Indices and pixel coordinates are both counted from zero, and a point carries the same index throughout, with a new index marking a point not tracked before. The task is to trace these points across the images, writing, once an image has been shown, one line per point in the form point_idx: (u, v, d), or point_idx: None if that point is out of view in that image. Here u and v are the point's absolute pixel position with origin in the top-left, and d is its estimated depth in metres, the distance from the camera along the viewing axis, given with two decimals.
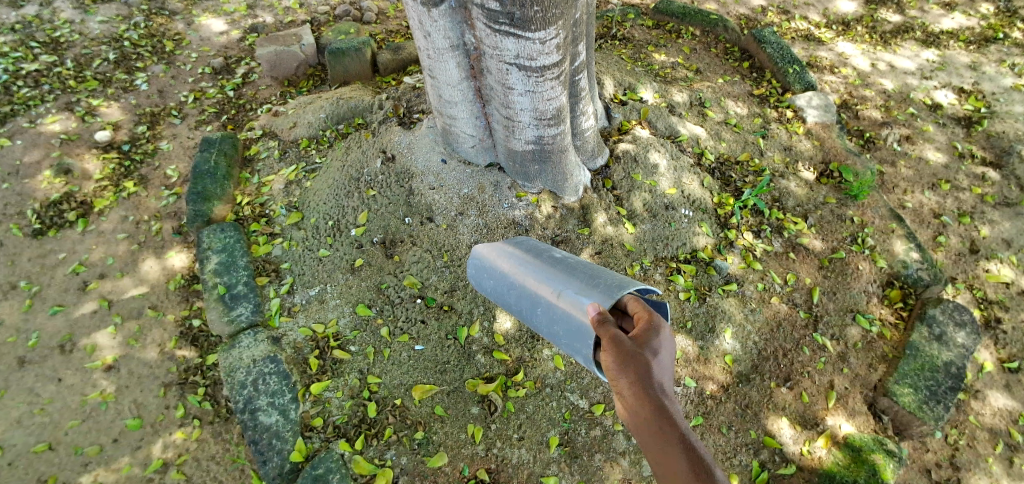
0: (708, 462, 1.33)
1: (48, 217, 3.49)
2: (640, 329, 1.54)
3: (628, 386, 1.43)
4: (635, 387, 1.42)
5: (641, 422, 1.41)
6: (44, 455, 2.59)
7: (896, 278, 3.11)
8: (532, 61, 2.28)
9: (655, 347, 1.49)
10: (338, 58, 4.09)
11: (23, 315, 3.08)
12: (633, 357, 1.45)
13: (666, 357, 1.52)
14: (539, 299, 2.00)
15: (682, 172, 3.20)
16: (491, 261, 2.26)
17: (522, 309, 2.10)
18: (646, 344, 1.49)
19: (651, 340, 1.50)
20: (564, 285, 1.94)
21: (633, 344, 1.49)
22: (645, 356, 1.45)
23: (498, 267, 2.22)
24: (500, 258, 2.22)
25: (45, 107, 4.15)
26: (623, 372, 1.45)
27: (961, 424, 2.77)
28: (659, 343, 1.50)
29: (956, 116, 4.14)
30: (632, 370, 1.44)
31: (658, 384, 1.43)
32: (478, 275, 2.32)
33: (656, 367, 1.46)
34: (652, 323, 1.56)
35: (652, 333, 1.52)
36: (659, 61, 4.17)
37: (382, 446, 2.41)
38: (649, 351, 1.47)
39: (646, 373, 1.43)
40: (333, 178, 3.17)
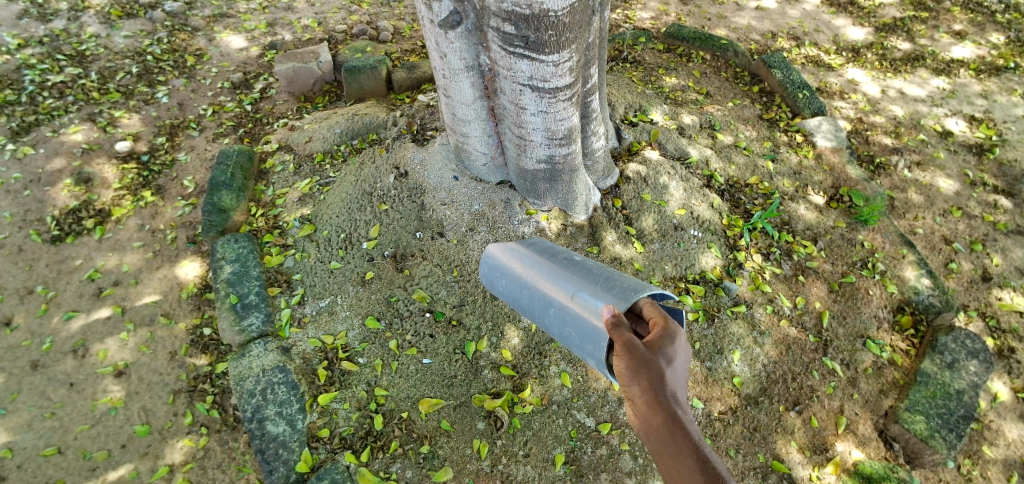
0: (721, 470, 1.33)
1: (67, 224, 3.56)
2: (655, 335, 1.54)
3: (638, 392, 1.45)
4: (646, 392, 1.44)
5: (652, 429, 1.43)
6: (52, 459, 2.61)
7: (907, 304, 3.09)
8: (546, 82, 2.32)
9: (668, 353, 1.49)
10: (354, 76, 4.18)
11: (38, 319, 3.13)
12: (643, 362, 1.46)
13: (679, 365, 1.52)
14: (551, 299, 2.01)
15: (691, 194, 3.22)
16: (506, 262, 2.27)
17: (535, 310, 2.11)
18: (659, 348, 1.50)
19: (666, 347, 1.50)
20: (577, 287, 1.95)
21: (645, 347, 1.49)
22: (657, 363, 1.46)
23: (513, 269, 2.23)
24: (515, 260, 2.23)
25: (69, 117, 4.27)
26: (634, 377, 1.47)
27: (974, 454, 2.73)
28: (673, 350, 1.50)
29: (967, 144, 4.14)
30: (645, 378, 1.45)
31: (669, 392, 1.44)
32: (493, 276, 2.33)
33: (668, 373, 1.47)
34: (666, 329, 1.56)
35: (666, 340, 1.52)
36: (670, 84, 4.22)
37: (388, 459, 2.41)
38: (662, 357, 1.48)
39: (658, 379, 1.45)
40: (347, 192, 3.23)
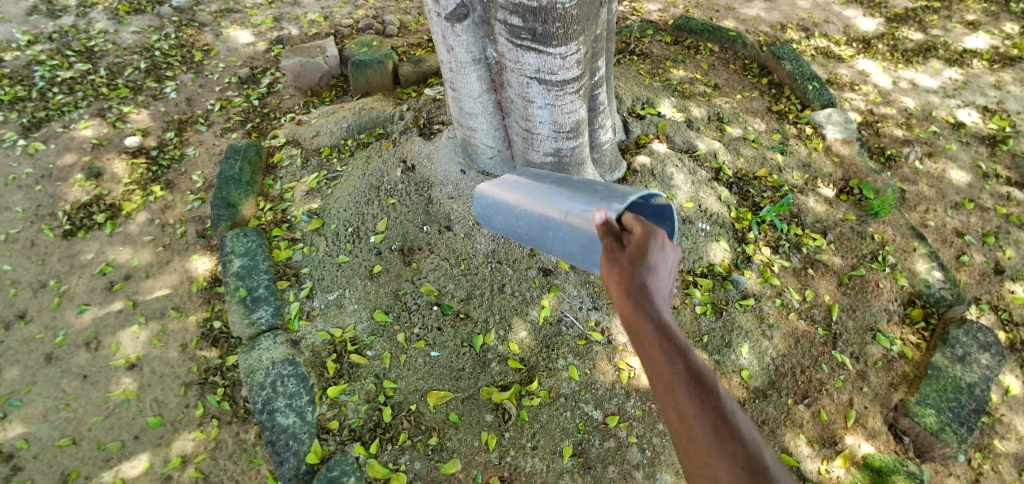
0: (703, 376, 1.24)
1: (78, 218, 3.59)
2: (634, 249, 1.48)
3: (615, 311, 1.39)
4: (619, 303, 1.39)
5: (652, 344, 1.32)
6: (67, 449, 2.65)
7: (918, 297, 3.06)
8: (553, 75, 2.31)
9: (648, 263, 1.43)
10: (361, 70, 4.18)
11: (51, 312, 3.16)
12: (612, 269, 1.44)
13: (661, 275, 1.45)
14: (550, 219, 1.87)
15: (699, 187, 3.21)
16: (494, 195, 2.07)
17: (534, 237, 1.97)
18: (628, 254, 1.46)
19: (644, 258, 1.44)
20: (574, 203, 1.82)
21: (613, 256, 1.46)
22: (637, 272, 1.41)
23: (504, 201, 2.04)
24: (505, 190, 2.04)
25: (79, 112, 4.30)
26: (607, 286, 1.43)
27: (985, 448, 2.71)
28: (653, 260, 1.44)
29: (980, 135, 4.09)
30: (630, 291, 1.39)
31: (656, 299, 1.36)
32: (485, 214, 2.14)
33: (644, 275, 1.41)
34: (643, 242, 1.50)
35: (644, 251, 1.46)
36: (677, 76, 4.20)
37: (397, 450, 2.43)
38: (643, 266, 1.42)
39: (638, 284, 1.39)
40: (354, 186, 3.24)
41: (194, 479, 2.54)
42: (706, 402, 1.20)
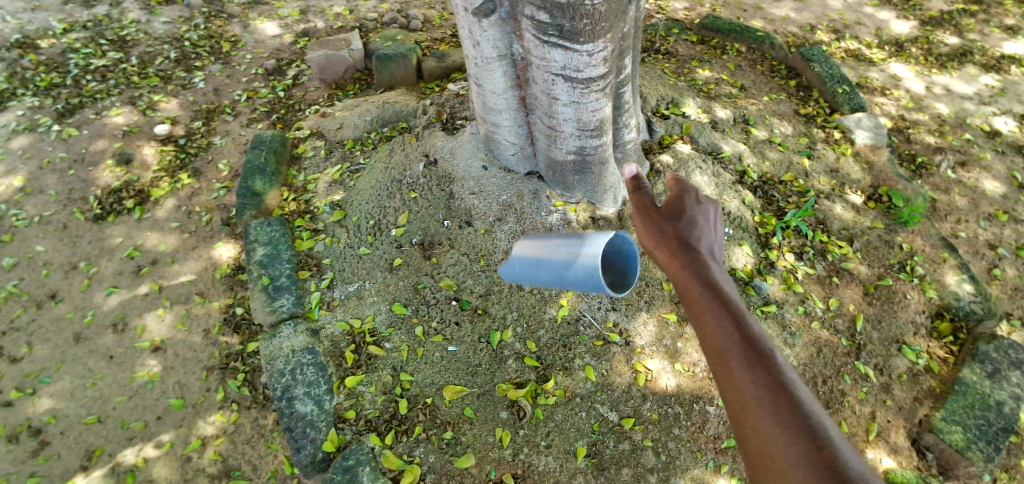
0: (765, 337, 1.28)
1: (108, 203, 3.68)
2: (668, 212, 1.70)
3: (662, 252, 1.61)
4: (665, 245, 1.61)
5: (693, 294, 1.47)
6: (92, 427, 2.73)
7: (947, 309, 2.98)
8: (579, 72, 2.30)
9: (682, 225, 1.66)
10: (385, 64, 4.21)
11: (81, 293, 3.25)
12: (665, 220, 1.67)
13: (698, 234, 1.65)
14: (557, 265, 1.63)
15: (723, 190, 3.17)
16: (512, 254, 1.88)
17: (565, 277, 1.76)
18: (683, 213, 1.68)
19: (679, 222, 1.67)
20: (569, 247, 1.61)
21: (667, 211, 1.70)
22: (672, 233, 1.63)
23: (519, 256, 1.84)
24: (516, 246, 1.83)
25: (111, 100, 4.40)
26: (655, 232, 1.66)
27: (1011, 467, 2.64)
28: (684, 221, 1.67)
29: (1016, 145, 3.97)
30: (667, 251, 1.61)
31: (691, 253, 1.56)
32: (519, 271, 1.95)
33: (691, 232, 1.63)
34: (677, 207, 1.71)
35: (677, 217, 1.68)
36: (703, 77, 4.15)
37: (412, 443, 2.45)
38: (676, 227, 1.64)
39: (681, 238, 1.61)
40: (376, 179, 3.26)
41: (213, 462, 2.59)
42: (765, 368, 1.21)
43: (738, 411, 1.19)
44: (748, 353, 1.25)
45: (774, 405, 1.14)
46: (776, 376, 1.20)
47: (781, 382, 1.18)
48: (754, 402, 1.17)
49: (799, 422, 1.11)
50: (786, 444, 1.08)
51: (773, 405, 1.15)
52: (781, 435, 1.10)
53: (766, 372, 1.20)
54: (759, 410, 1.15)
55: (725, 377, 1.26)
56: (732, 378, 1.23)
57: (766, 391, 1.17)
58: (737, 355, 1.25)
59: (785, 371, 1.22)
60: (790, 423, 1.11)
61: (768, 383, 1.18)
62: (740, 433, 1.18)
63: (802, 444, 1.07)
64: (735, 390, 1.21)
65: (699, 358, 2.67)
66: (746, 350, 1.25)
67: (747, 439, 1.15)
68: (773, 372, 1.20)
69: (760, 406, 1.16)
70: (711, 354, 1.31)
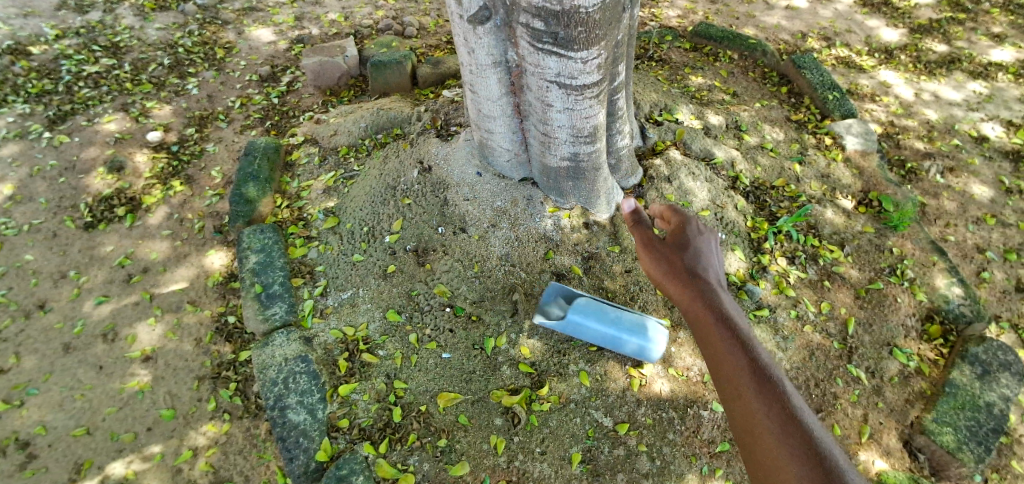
0: (773, 367, 1.42)
1: (99, 211, 3.66)
2: (674, 241, 1.88)
3: (671, 282, 1.75)
4: (674, 275, 1.75)
5: (695, 314, 1.61)
6: (81, 439, 2.70)
7: (937, 312, 3.01)
8: (573, 79, 2.31)
9: (689, 252, 1.82)
10: (380, 71, 4.22)
11: (70, 302, 3.22)
12: (673, 253, 1.82)
13: (706, 260, 1.80)
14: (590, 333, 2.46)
15: (715, 195, 3.19)
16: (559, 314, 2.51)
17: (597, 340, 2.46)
18: (690, 245, 1.84)
19: (685, 249, 1.83)
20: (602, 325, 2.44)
21: (674, 244, 1.86)
22: (679, 260, 1.79)
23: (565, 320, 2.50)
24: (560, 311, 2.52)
25: (103, 107, 4.38)
26: (664, 264, 1.81)
27: (1002, 468, 2.66)
28: (690, 248, 1.83)
29: (1003, 150, 4.02)
30: (672, 276, 1.76)
31: (696, 277, 1.71)
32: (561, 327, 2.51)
33: (696, 259, 1.79)
34: (684, 237, 1.88)
35: (684, 245, 1.85)
36: (696, 83, 4.18)
37: (406, 451, 2.44)
38: (683, 255, 1.81)
39: (685, 265, 1.77)
40: (370, 186, 3.26)
41: (204, 473, 2.57)
42: (772, 393, 1.35)
43: (750, 437, 1.32)
44: (758, 381, 1.38)
45: (785, 432, 1.28)
46: (784, 405, 1.33)
47: (787, 408, 1.33)
48: (765, 429, 1.30)
49: (806, 447, 1.24)
50: (795, 466, 1.21)
51: (782, 432, 1.28)
52: (790, 458, 1.23)
53: (776, 400, 1.34)
54: (770, 436, 1.28)
55: (737, 404, 1.39)
56: (744, 405, 1.36)
57: (777, 418, 1.30)
58: (749, 384, 1.38)
59: (792, 399, 1.36)
60: (799, 447, 1.24)
61: (778, 411, 1.32)
62: (751, 456, 1.31)
63: (810, 467, 1.20)
64: (746, 416, 1.35)
65: (693, 363, 2.68)
66: (757, 379, 1.38)
67: (758, 462, 1.28)
68: (781, 402, 1.34)
69: (771, 431, 1.29)
70: (722, 380, 1.44)
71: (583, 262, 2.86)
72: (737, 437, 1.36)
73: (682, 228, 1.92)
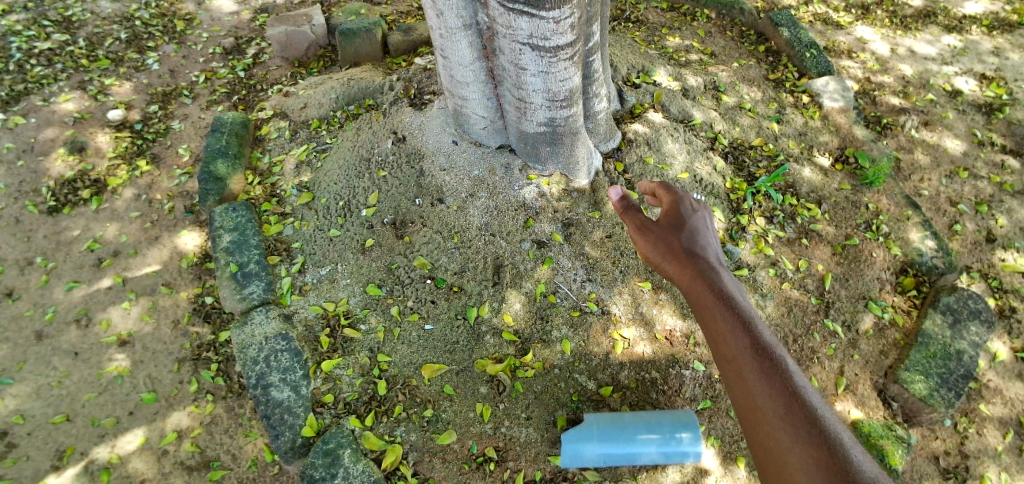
0: (774, 346, 1.47)
1: (63, 194, 3.52)
2: (669, 220, 1.88)
3: (670, 264, 1.77)
4: (673, 257, 1.77)
5: (698, 298, 1.64)
6: (62, 426, 2.66)
7: (911, 265, 3.06)
8: (546, 41, 2.24)
9: (687, 232, 1.82)
10: (349, 39, 4.07)
11: (39, 289, 3.13)
12: (669, 234, 1.82)
13: (704, 240, 1.81)
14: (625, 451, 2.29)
15: (694, 157, 3.18)
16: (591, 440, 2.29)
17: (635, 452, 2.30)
18: (686, 225, 1.85)
19: (683, 229, 1.83)
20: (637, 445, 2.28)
21: (670, 224, 1.86)
22: (676, 240, 1.80)
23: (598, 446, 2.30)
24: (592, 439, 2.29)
25: (59, 85, 4.18)
26: (661, 245, 1.81)
27: (971, 412, 2.77)
28: (688, 227, 1.83)
29: (976, 103, 4.05)
30: (671, 259, 1.78)
31: (695, 259, 1.73)
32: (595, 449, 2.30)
33: (692, 239, 1.80)
34: (680, 216, 1.88)
35: (681, 225, 1.85)
36: (673, 44, 4.13)
37: (392, 423, 2.44)
38: (681, 235, 1.81)
39: (682, 247, 1.78)
40: (344, 159, 3.18)
41: (191, 454, 2.56)
42: (774, 371, 1.41)
43: (753, 416, 1.39)
44: (760, 362, 1.43)
45: (787, 413, 1.34)
46: (786, 384, 1.39)
47: (789, 386, 1.39)
48: (768, 411, 1.36)
49: (807, 425, 1.31)
50: (796, 446, 1.28)
51: (785, 413, 1.34)
52: (791, 439, 1.30)
53: (779, 381, 1.39)
54: (774, 416, 1.35)
55: (739, 385, 1.45)
56: (745, 387, 1.42)
57: (778, 398, 1.37)
58: (751, 365, 1.43)
59: (794, 379, 1.41)
60: (802, 427, 1.31)
61: (780, 391, 1.38)
62: (754, 435, 1.38)
63: (811, 445, 1.27)
64: (749, 398, 1.41)
65: (674, 325, 2.71)
66: (759, 360, 1.44)
67: (760, 441, 1.36)
68: (784, 381, 1.40)
69: (774, 412, 1.35)
70: (725, 362, 1.49)
71: (563, 229, 2.83)
72: (739, 415, 1.44)
73: (676, 206, 1.92)
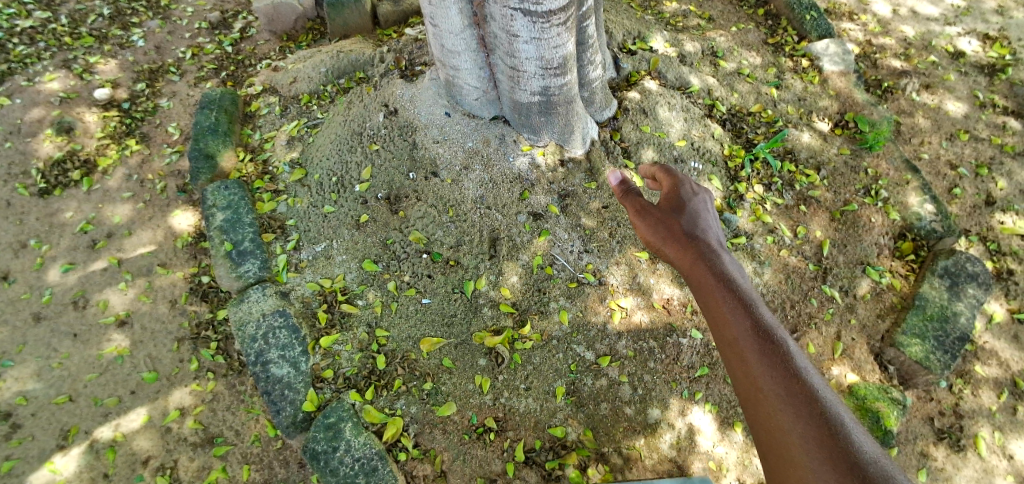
0: (775, 327, 1.45)
1: (53, 176, 3.48)
2: (670, 205, 1.86)
3: (671, 247, 1.75)
4: (673, 240, 1.75)
5: (698, 281, 1.63)
6: (65, 406, 2.68)
7: (909, 230, 3.05)
8: (538, 6, 2.17)
9: (688, 215, 1.80)
10: (338, 11, 3.96)
11: (34, 272, 3.12)
12: (669, 217, 1.81)
13: (706, 223, 1.79)
14: None
15: (691, 125, 3.13)
16: None
17: None
18: (686, 208, 1.83)
19: (684, 213, 1.82)
20: None
21: (670, 208, 1.84)
22: (677, 224, 1.78)
23: None
24: None
25: (42, 64, 4.08)
26: (662, 228, 1.80)
27: (966, 373, 2.79)
28: (690, 211, 1.82)
29: (979, 64, 3.97)
30: (671, 243, 1.76)
31: (696, 242, 1.71)
32: None
33: (693, 222, 1.78)
34: (681, 200, 1.86)
35: (682, 209, 1.83)
36: (670, 9, 4.03)
37: (392, 396, 2.46)
38: (682, 219, 1.79)
39: (682, 230, 1.76)
40: (336, 133, 3.13)
41: (194, 430, 2.59)
42: (775, 353, 1.39)
43: (754, 398, 1.37)
44: (761, 344, 1.41)
45: (788, 394, 1.32)
46: (787, 366, 1.36)
47: (789, 367, 1.36)
48: (769, 392, 1.34)
49: (809, 406, 1.29)
50: (797, 427, 1.26)
51: (786, 395, 1.32)
52: (792, 420, 1.28)
53: (780, 362, 1.37)
54: (775, 398, 1.33)
55: (739, 366, 1.43)
56: (747, 369, 1.40)
57: (779, 380, 1.34)
58: (752, 348, 1.41)
59: (796, 360, 1.38)
60: (803, 408, 1.29)
61: (781, 373, 1.35)
62: (755, 417, 1.36)
63: (812, 427, 1.25)
64: (749, 380, 1.38)
65: (672, 293, 2.71)
66: (760, 342, 1.41)
67: (760, 423, 1.34)
68: (785, 363, 1.37)
69: (775, 394, 1.33)
70: (725, 345, 1.47)
71: (559, 201, 2.80)
72: (740, 398, 1.41)
73: (676, 190, 1.90)
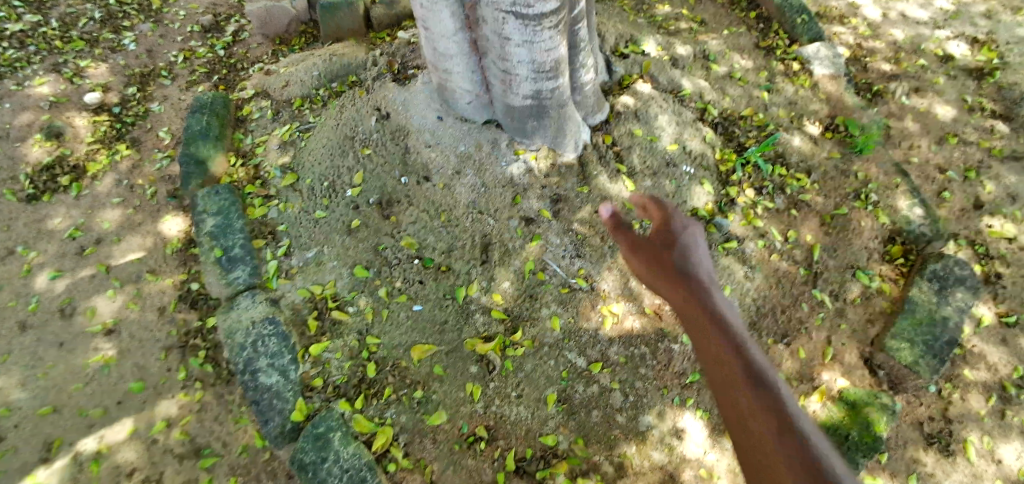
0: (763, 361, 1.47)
1: (42, 181, 3.45)
2: (661, 239, 1.85)
3: (663, 284, 1.75)
4: (665, 277, 1.75)
5: (691, 321, 1.63)
6: (49, 417, 2.65)
7: (898, 234, 3.04)
8: (529, 8, 2.17)
9: (679, 251, 1.79)
10: (331, 14, 3.96)
11: (22, 279, 3.09)
12: (661, 252, 1.80)
13: (697, 258, 1.78)
14: None
15: (683, 128, 3.12)
16: None
17: None
18: (677, 242, 1.82)
19: (674, 248, 1.80)
20: None
21: (661, 242, 1.83)
22: (668, 261, 1.77)
23: None
24: None
25: (32, 68, 4.05)
26: (653, 264, 1.79)
27: (955, 378, 2.79)
28: (680, 246, 1.81)
29: (967, 68, 3.98)
30: (664, 281, 1.75)
31: (687, 280, 1.70)
32: None
33: (683, 257, 1.77)
34: (671, 234, 1.85)
35: (673, 245, 1.82)
36: (662, 12, 4.03)
37: (382, 405, 2.45)
38: (672, 255, 1.78)
39: (673, 266, 1.75)
40: (328, 138, 3.12)
41: (181, 441, 2.57)
42: (763, 386, 1.40)
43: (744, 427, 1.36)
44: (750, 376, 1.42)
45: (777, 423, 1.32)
46: (775, 398, 1.38)
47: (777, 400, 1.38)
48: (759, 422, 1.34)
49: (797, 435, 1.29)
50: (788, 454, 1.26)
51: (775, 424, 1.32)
52: (782, 448, 1.27)
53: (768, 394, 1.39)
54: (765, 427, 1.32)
55: (728, 397, 1.43)
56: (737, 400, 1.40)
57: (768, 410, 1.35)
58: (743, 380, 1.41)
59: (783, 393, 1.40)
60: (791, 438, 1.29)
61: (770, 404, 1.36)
62: (744, 446, 1.34)
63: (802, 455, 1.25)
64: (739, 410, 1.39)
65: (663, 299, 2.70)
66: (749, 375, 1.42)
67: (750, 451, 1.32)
68: (772, 393, 1.39)
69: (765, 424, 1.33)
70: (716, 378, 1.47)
71: (551, 206, 2.80)
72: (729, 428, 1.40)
73: (666, 222, 1.89)
